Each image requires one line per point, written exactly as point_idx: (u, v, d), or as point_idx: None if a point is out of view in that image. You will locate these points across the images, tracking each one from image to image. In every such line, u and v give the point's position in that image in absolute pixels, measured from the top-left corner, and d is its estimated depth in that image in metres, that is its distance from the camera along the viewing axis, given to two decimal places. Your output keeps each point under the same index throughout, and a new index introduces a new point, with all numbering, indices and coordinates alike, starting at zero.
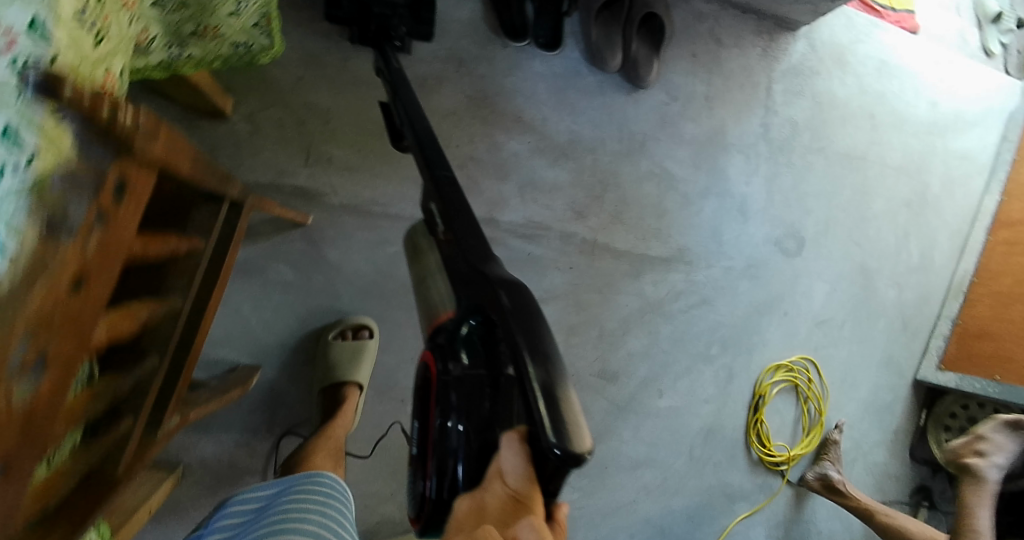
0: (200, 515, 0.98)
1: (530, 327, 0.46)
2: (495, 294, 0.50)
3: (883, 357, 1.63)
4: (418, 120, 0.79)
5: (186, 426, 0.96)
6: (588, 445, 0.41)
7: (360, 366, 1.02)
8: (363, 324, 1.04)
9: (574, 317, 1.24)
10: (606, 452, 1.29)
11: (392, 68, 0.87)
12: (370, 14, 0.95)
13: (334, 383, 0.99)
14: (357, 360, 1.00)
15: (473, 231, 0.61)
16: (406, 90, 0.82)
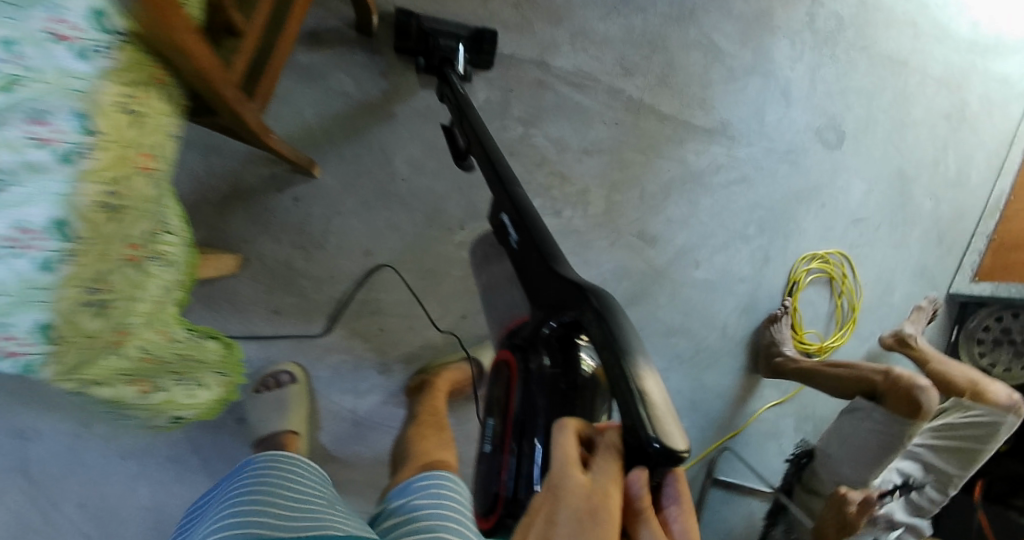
0: (255, 308, 1.01)
1: (616, 330, 0.46)
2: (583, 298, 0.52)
3: (917, 265, 1.60)
4: (486, 137, 0.80)
5: (249, 215, 1.00)
6: (683, 445, 0.39)
7: (289, 414, 1.00)
8: (283, 369, 1.02)
9: (616, 175, 1.26)
10: (642, 314, 1.32)
11: (459, 93, 0.91)
12: (434, 44, 1.01)
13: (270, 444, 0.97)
14: (282, 410, 0.99)
15: (547, 242, 0.64)
16: (473, 110, 0.86)
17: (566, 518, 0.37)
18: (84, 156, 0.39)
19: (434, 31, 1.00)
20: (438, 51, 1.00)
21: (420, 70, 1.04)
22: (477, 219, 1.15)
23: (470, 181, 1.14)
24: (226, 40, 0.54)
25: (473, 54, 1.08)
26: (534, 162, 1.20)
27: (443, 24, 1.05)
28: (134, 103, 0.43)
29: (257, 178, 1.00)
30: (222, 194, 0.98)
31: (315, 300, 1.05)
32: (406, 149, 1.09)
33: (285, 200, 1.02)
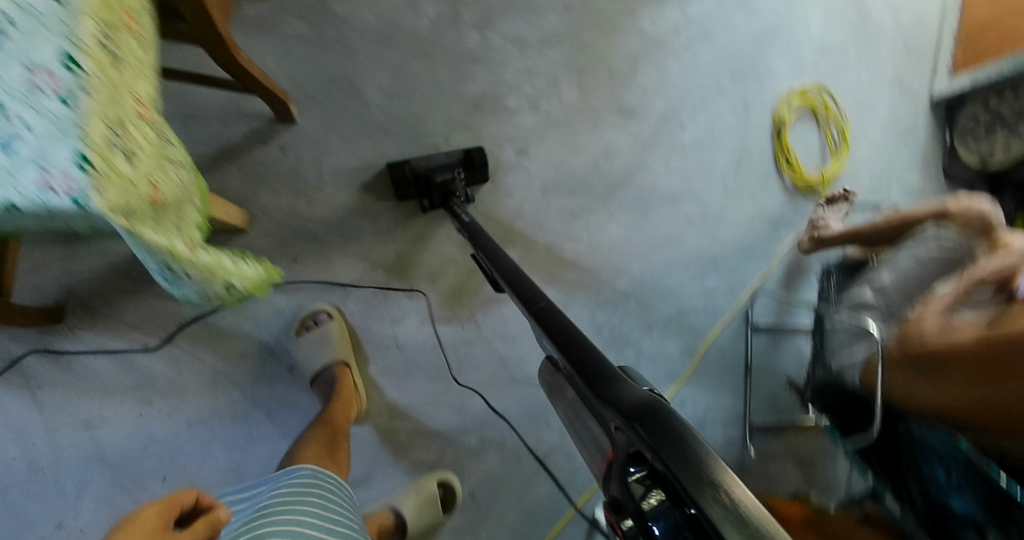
0: (275, 260, 1.05)
1: (671, 440, 0.33)
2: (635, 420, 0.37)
3: (894, 79, 1.64)
4: (505, 265, 0.80)
5: (243, 174, 1.03)
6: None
7: (335, 348, 1.04)
8: (319, 310, 1.06)
9: (581, 58, 1.27)
10: (643, 187, 1.34)
11: (465, 223, 0.97)
12: (432, 184, 1.06)
13: (322, 378, 1.03)
14: (326, 347, 1.02)
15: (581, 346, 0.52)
16: (483, 236, 0.90)
17: None
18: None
19: (429, 171, 1.05)
20: (437, 187, 1.06)
21: (425, 211, 1.11)
22: (459, 131, 1.17)
23: (443, 95, 1.16)
24: None
25: (470, 176, 1.13)
26: (499, 64, 1.20)
27: (433, 157, 1.11)
28: None
29: (239, 136, 1.02)
30: (210, 158, 1.01)
31: (328, 241, 1.08)
32: (373, 78, 1.11)
33: (273, 150, 1.04)
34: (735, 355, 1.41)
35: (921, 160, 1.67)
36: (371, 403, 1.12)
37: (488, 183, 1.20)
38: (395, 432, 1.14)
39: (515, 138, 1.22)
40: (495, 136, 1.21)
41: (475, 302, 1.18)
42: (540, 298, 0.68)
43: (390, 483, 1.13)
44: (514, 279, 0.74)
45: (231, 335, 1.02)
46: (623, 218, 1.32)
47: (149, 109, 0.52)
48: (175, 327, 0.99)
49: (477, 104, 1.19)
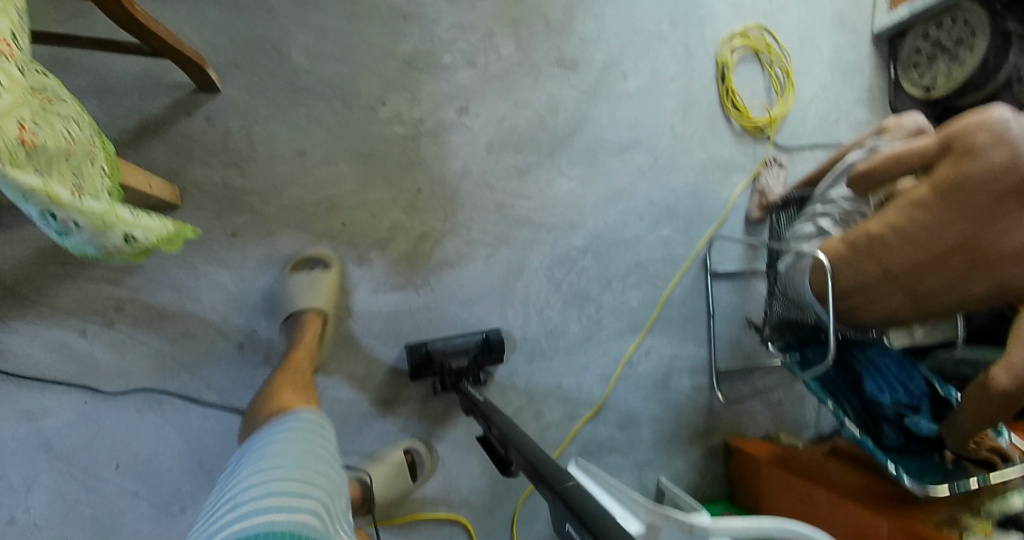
0: (212, 236, 1.02)
1: None
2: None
3: (833, 17, 1.65)
4: (517, 437, 0.81)
5: (170, 148, 0.99)
6: None
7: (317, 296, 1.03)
8: (316, 255, 1.07)
9: (515, 10, 1.25)
10: (591, 139, 1.33)
11: (479, 401, 0.99)
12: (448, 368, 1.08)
13: (296, 317, 1.01)
14: (314, 291, 1.02)
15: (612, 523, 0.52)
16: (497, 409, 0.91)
17: None
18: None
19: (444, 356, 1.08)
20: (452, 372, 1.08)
21: (435, 393, 1.12)
22: (395, 91, 1.14)
23: (374, 55, 1.13)
24: None
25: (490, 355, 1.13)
26: (430, 19, 1.17)
27: (453, 339, 1.12)
28: None
29: (161, 108, 0.99)
30: (132, 133, 0.97)
31: (267, 213, 1.05)
32: (299, 40, 1.07)
33: (199, 121, 1.01)
34: (696, 301, 1.41)
35: (865, 96, 1.69)
36: (328, 375, 1.10)
37: (430, 143, 1.17)
38: (358, 405, 1.12)
39: (454, 96, 1.20)
40: (433, 95, 1.18)
41: (427, 266, 1.17)
42: (565, 477, 0.67)
43: (355, 455, 1.11)
44: (531, 454, 0.74)
45: (173, 315, 1.00)
46: (572, 171, 1.30)
47: (11, 47, 0.48)
48: (113, 311, 0.96)
49: (411, 62, 1.16)
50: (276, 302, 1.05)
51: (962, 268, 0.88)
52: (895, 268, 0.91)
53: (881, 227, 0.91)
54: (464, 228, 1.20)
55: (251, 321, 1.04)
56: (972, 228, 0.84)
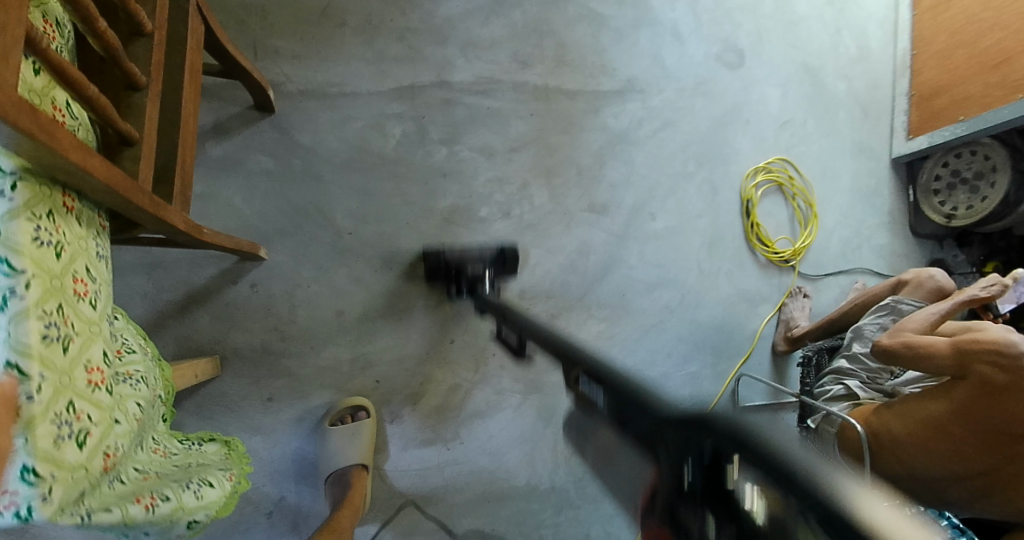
0: (249, 403, 1.02)
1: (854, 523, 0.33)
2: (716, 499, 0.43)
3: (854, 144, 1.68)
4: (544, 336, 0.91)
5: (213, 317, 1.01)
6: None
7: (359, 447, 1.04)
8: (359, 405, 1.07)
9: (548, 160, 1.29)
10: (620, 280, 1.34)
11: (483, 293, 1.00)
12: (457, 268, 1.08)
13: (337, 471, 1.02)
14: (354, 443, 1.03)
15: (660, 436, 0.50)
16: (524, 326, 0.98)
17: None
18: (16, 295, 0.39)
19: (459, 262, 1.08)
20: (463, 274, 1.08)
21: (450, 297, 1.14)
22: (433, 246, 1.17)
23: (413, 213, 1.15)
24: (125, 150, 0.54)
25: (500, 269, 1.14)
26: (468, 175, 1.21)
27: (468, 250, 1.13)
28: (51, 236, 0.42)
29: (207, 278, 1.01)
30: (178, 304, 0.99)
31: (304, 375, 1.06)
32: (343, 204, 1.10)
33: (243, 288, 1.03)
34: None
35: (887, 220, 1.71)
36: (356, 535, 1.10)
37: (465, 295, 1.19)
38: None
39: (489, 247, 1.22)
40: (469, 247, 1.20)
41: (458, 418, 1.17)
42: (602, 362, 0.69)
43: None
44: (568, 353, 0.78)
45: None
46: (601, 313, 1.32)
47: (104, 371, 0.48)
48: None
49: (449, 217, 1.18)
50: (309, 465, 1.05)
51: (981, 490, 0.95)
52: (916, 471, 0.98)
53: (901, 429, 1.00)
54: (496, 377, 1.21)
55: (282, 487, 1.04)
56: (992, 456, 0.91)
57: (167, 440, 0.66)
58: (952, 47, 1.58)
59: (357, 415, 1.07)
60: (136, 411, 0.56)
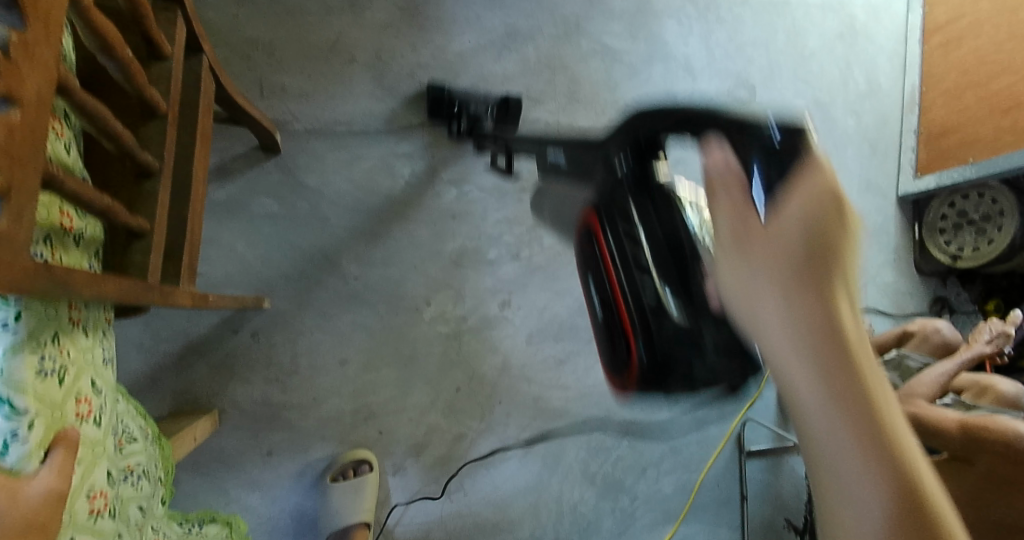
0: (248, 457, 0.99)
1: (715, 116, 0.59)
2: (643, 185, 0.70)
3: (861, 181, 1.68)
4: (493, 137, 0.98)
5: (212, 368, 0.97)
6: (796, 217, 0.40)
7: (363, 504, 1.00)
8: (363, 458, 1.03)
9: None
10: None
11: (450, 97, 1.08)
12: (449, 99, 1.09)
13: (341, 528, 0.99)
14: (359, 500, 0.99)
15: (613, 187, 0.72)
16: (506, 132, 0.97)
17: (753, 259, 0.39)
18: (17, 437, 0.39)
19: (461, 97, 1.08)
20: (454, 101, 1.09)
21: (452, 135, 1.11)
22: (441, 290, 1.13)
23: (422, 256, 1.12)
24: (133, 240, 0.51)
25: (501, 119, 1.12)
26: (478, 217, 1.17)
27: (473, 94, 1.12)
28: (55, 363, 0.43)
29: (206, 328, 0.96)
30: (176, 356, 0.95)
31: (305, 427, 1.03)
32: (349, 248, 1.06)
33: (244, 338, 0.99)
34: (729, 484, 1.38)
35: (891, 257, 1.70)
36: None
37: (472, 340, 1.16)
38: None
39: (498, 290, 1.19)
40: (478, 291, 1.17)
41: (462, 467, 1.14)
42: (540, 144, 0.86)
43: None
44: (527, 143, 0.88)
45: None
46: None
47: (107, 492, 0.47)
48: None
49: (458, 260, 1.15)
50: (309, 520, 1.02)
51: None
52: None
53: None
54: (501, 425, 1.18)
55: None
56: None
57: (174, 525, 0.64)
58: (962, 88, 1.57)
59: (359, 469, 1.02)
60: (138, 519, 0.53)
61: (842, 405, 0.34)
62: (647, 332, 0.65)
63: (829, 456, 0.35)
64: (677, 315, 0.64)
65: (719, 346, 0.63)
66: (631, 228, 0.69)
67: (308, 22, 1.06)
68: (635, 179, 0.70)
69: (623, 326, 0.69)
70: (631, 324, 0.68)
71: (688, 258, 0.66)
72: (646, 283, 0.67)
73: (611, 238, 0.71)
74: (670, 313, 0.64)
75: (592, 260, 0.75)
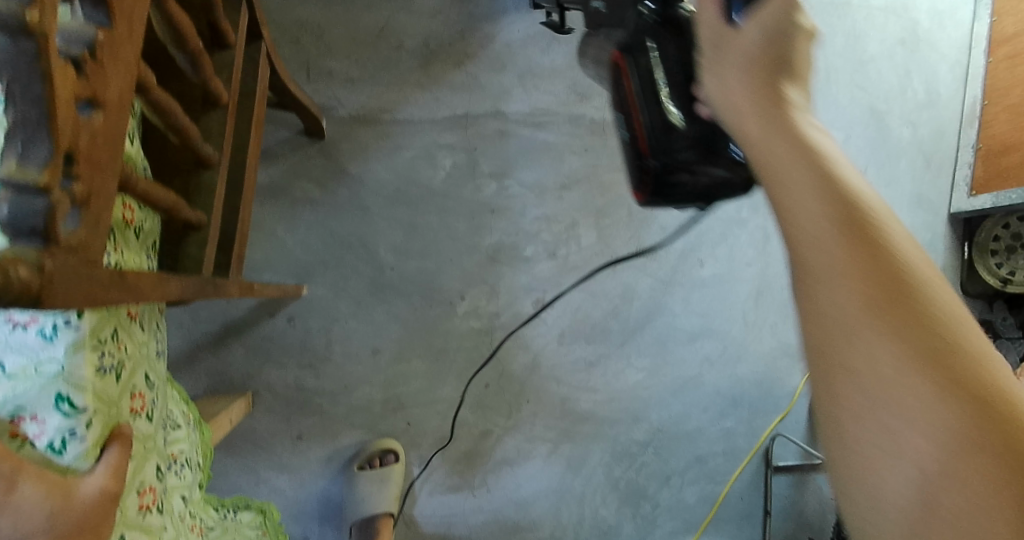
0: (278, 440, 0.99)
1: None
2: (665, 25, 0.61)
3: (913, 195, 1.62)
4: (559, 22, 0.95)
5: (248, 350, 0.97)
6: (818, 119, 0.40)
7: (387, 494, 1.00)
8: (390, 448, 1.03)
9: (600, 200, 1.23)
10: (662, 328, 1.29)
11: None
12: None
13: (366, 517, 0.99)
14: (384, 490, 0.99)
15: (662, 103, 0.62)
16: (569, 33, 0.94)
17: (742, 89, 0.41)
18: (75, 436, 0.43)
19: None
20: None
21: None
22: (475, 285, 1.12)
23: (458, 249, 1.11)
24: (190, 235, 0.52)
25: None
26: (516, 212, 1.16)
27: None
28: (112, 359, 0.47)
29: (244, 310, 0.97)
30: (213, 337, 0.95)
31: (335, 414, 1.03)
32: (387, 237, 1.05)
33: (280, 322, 0.99)
34: (753, 498, 1.36)
35: None
36: None
37: (504, 337, 1.15)
38: None
39: (533, 288, 1.17)
40: (513, 288, 1.16)
41: (486, 464, 1.14)
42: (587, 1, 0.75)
43: None
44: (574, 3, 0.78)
45: None
46: (640, 361, 1.27)
47: (157, 489, 0.50)
48: None
49: (494, 256, 1.14)
50: (334, 506, 1.02)
51: None
52: None
53: None
54: (528, 424, 1.17)
55: (307, 526, 1.01)
56: None
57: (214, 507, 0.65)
58: None
59: (385, 458, 1.02)
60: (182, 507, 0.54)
61: (851, 253, 0.31)
62: (630, 122, 0.66)
63: (850, 360, 0.30)
64: (676, 121, 0.60)
65: (710, 183, 0.63)
66: (649, 65, 0.62)
67: (358, 6, 1.04)
68: (667, 25, 0.61)
69: (631, 119, 0.65)
70: (643, 141, 0.64)
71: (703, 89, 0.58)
72: (655, 81, 0.61)
73: (637, 68, 0.63)
74: (675, 126, 0.60)
75: (621, 109, 0.68)
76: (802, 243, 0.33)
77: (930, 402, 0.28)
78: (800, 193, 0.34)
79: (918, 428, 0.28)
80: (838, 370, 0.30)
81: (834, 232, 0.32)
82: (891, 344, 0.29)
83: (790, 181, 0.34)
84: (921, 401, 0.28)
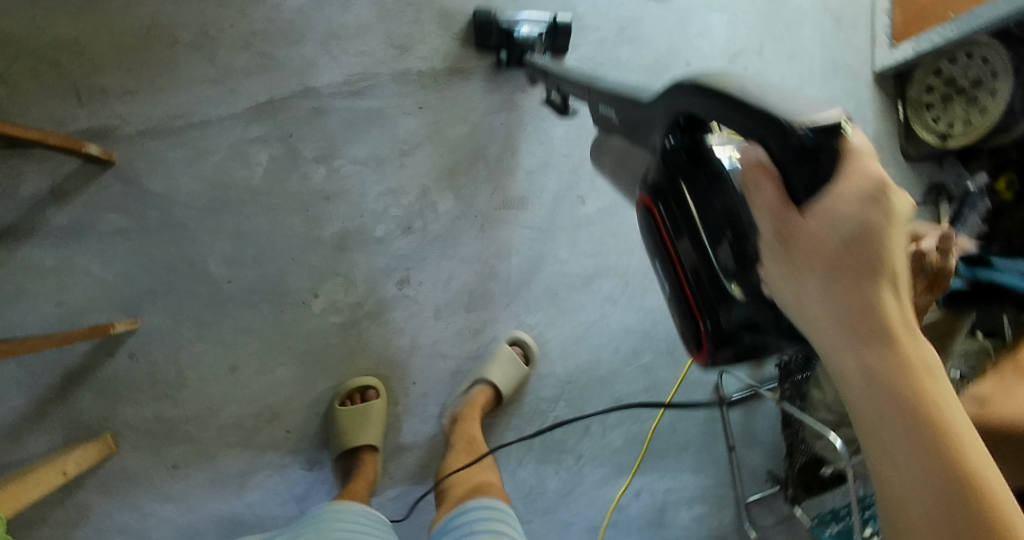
0: (153, 473, 1.00)
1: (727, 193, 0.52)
2: (698, 167, 0.54)
3: (827, 64, 1.44)
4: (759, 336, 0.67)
5: (95, 393, 0.97)
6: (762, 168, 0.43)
7: (367, 430, 1.06)
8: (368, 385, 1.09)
9: (448, 158, 1.16)
10: (551, 278, 1.23)
11: None
12: None
13: (348, 450, 1.05)
14: (364, 423, 1.05)
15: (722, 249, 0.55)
16: None
17: (768, 195, 0.42)
18: None
19: None
20: None
21: None
22: (328, 279, 1.09)
23: (300, 245, 1.07)
24: None
25: None
26: (356, 193, 1.11)
27: None
28: None
29: (80, 357, 0.96)
30: (56, 389, 0.95)
31: (208, 438, 1.02)
32: (216, 251, 1.03)
33: (122, 359, 0.98)
34: (688, 429, 1.33)
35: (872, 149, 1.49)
36: None
37: (372, 325, 1.11)
38: None
39: (393, 268, 1.13)
40: (370, 272, 1.12)
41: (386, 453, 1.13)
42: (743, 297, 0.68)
43: None
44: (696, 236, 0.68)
45: None
46: (533, 318, 1.22)
47: None
48: None
49: (341, 244, 1.10)
50: (232, 525, 1.04)
51: None
52: None
53: None
54: (420, 406, 1.15)
55: None
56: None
57: None
58: None
59: (367, 393, 1.08)
60: None
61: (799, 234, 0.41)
62: (656, 155, 0.58)
63: (810, 304, 0.42)
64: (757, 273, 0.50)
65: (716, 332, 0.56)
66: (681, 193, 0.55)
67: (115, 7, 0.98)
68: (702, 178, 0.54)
69: (676, 268, 0.60)
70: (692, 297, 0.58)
71: (744, 218, 0.50)
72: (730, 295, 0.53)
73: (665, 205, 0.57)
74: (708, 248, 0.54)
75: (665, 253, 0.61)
76: (800, 279, 0.42)
77: (826, 289, 0.41)
78: (860, 227, 0.40)
79: (827, 306, 0.41)
80: (801, 265, 0.42)
81: (867, 282, 0.40)
82: (920, 428, 0.40)
83: (866, 307, 0.40)
84: (837, 328, 0.41)
